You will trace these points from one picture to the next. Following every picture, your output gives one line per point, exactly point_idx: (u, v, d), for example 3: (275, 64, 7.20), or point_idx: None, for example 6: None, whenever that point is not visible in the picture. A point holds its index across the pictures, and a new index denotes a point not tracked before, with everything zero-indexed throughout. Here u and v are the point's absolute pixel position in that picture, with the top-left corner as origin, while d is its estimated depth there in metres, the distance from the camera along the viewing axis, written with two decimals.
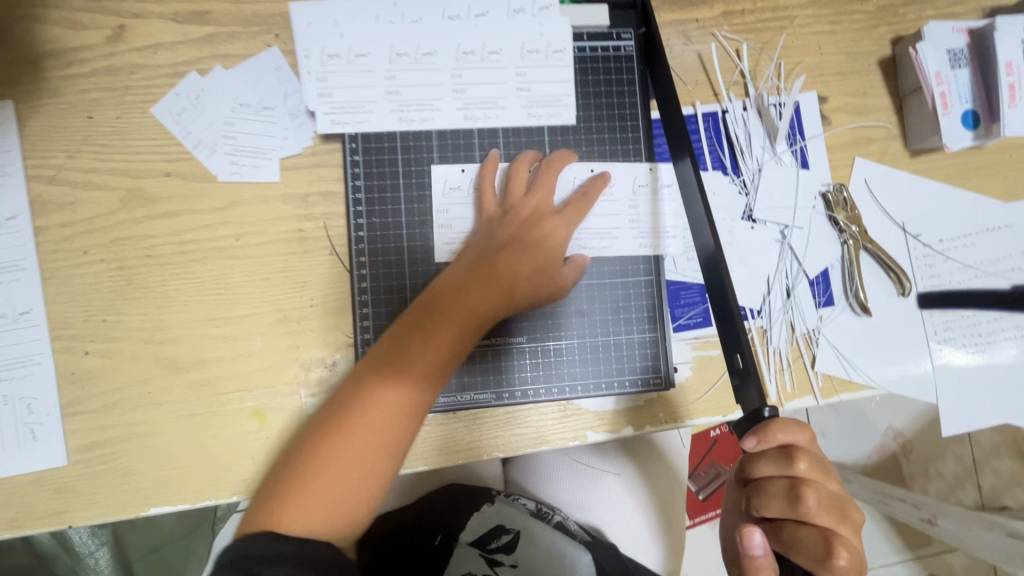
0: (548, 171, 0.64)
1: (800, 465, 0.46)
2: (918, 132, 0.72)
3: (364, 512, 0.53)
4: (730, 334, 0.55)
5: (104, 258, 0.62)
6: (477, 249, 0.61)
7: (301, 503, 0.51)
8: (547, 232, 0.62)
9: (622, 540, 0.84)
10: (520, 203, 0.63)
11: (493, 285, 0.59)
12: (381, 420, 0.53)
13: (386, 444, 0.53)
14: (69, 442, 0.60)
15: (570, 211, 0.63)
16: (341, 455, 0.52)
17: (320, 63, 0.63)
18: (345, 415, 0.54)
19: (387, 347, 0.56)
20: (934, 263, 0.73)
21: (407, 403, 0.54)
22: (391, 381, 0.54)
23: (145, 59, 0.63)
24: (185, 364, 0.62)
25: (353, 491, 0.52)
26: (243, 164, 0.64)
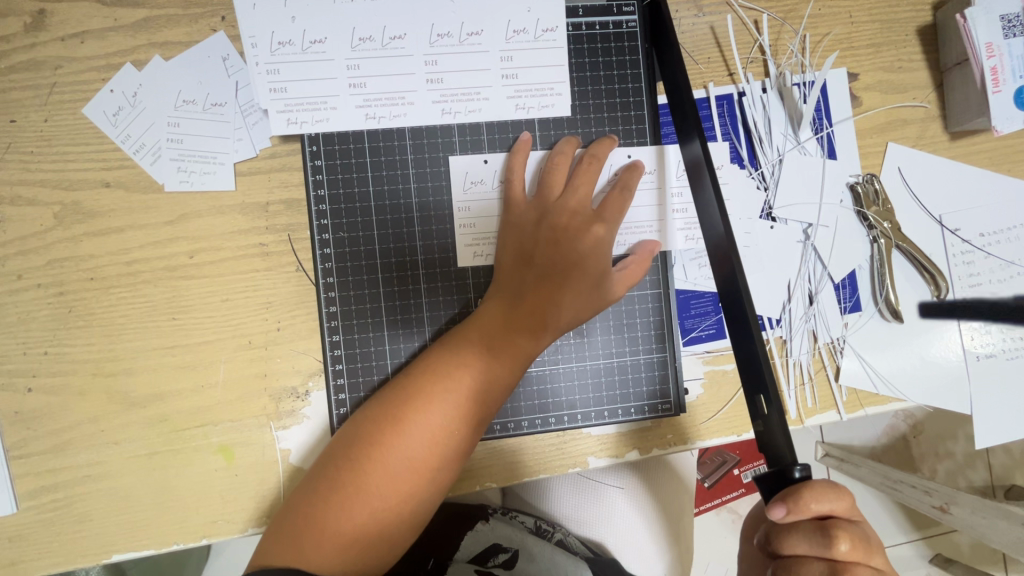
0: (590, 165, 0.56)
1: (842, 548, 0.42)
2: (961, 112, 0.63)
3: (389, 543, 0.47)
4: (750, 367, 0.48)
5: (42, 283, 0.55)
6: (517, 259, 0.55)
7: (326, 541, 0.45)
8: (592, 237, 0.54)
9: (627, 557, 0.79)
10: (559, 202, 0.55)
11: (543, 292, 0.53)
12: (423, 453, 0.48)
13: (425, 481, 0.48)
14: (17, 487, 0.54)
15: (611, 210, 0.55)
16: (376, 490, 0.47)
17: (270, 53, 0.54)
18: (380, 445, 0.48)
19: (430, 370, 0.51)
20: (972, 260, 0.65)
21: (450, 437, 0.49)
22: (435, 410, 0.49)
23: (71, 50, 0.55)
24: (141, 398, 0.56)
25: (385, 532, 0.47)
26: (192, 171, 0.56)
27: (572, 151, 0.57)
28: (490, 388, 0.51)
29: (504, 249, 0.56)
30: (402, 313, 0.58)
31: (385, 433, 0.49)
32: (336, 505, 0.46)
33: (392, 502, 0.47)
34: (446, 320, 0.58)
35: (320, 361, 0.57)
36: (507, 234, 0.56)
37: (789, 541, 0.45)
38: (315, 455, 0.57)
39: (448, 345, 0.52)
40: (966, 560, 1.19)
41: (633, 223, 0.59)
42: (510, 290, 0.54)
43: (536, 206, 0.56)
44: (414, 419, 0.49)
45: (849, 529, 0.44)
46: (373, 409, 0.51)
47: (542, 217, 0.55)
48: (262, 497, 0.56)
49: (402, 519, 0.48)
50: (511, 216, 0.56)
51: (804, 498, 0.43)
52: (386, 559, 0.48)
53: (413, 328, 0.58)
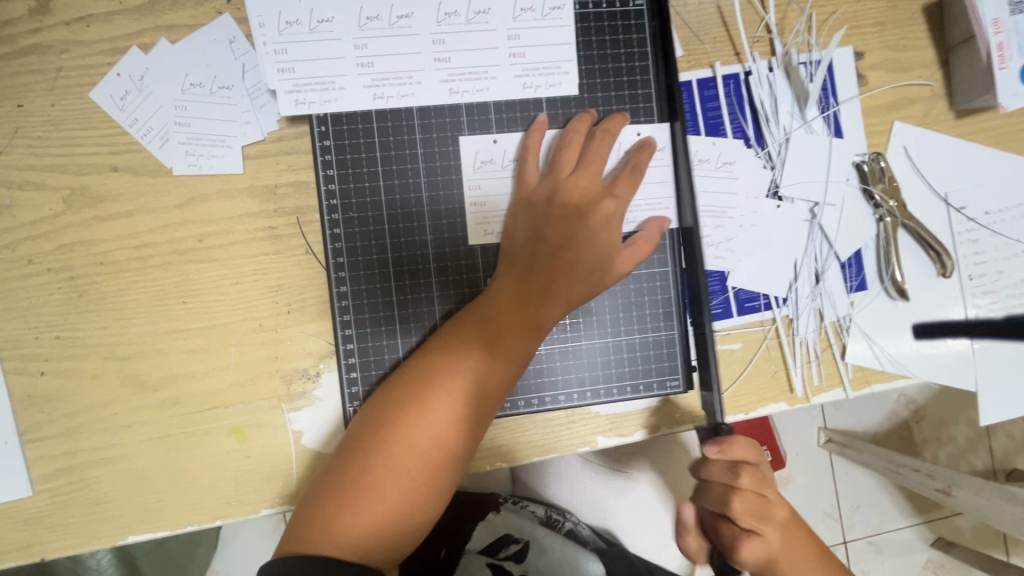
0: (603, 141, 0.56)
1: (742, 481, 0.50)
2: (967, 89, 0.63)
3: (417, 519, 0.48)
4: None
5: (52, 268, 0.55)
6: (530, 238, 0.55)
7: (358, 525, 0.46)
8: (602, 213, 0.55)
9: (636, 540, 0.79)
10: (570, 178, 0.55)
11: (556, 265, 0.54)
12: (446, 434, 0.49)
13: (450, 460, 0.49)
14: (32, 470, 0.55)
15: (620, 186, 0.56)
16: (403, 473, 0.48)
17: (278, 33, 0.54)
18: (404, 428, 0.49)
19: (447, 351, 0.51)
20: (978, 239, 0.65)
21: (470, 412, 0.50)
22: (455, 390, 0.50)
23: (77, 34, 0.55)
24: (153, 381, 0.56)
25: (415, 512, 0.48)
26: (200, 155, 0.56)
27: (586, 128, 0.57)
28: (507, 366, 0.52)
29: (515, 228, 0.56)
30: (412, 294, 0.58)
31: (406, 413, 0.49)
32: (365, 490, 0.47)
33: (418, 481, 0.48)
34: (456, 298, 0.58)
35: (330, 343, 0.57)
36: (519, 214, 0.56)
37: (703, 471, 0.52)
38: (328, 436, 0.57)
39: (461, 326, 0.53)
40: (969, 544, 1.20)
41: (642, 200, 0.59)
42: (523, 268, 0.54)
43: (548, 184, 0.56)
44: (435, 401, 0.49)
45: (754, 469, 0.50)
46: (391, 393, 0.51)
47: (553, 194, 0.55)
48: (275, 478, 0.56)
49: (431, 498, 0.49)
50: (523, 194, 0.56)
51: (725, 441, 0.50)
52: (415, 539, 0.49)
53: (424, 307, 0.58)
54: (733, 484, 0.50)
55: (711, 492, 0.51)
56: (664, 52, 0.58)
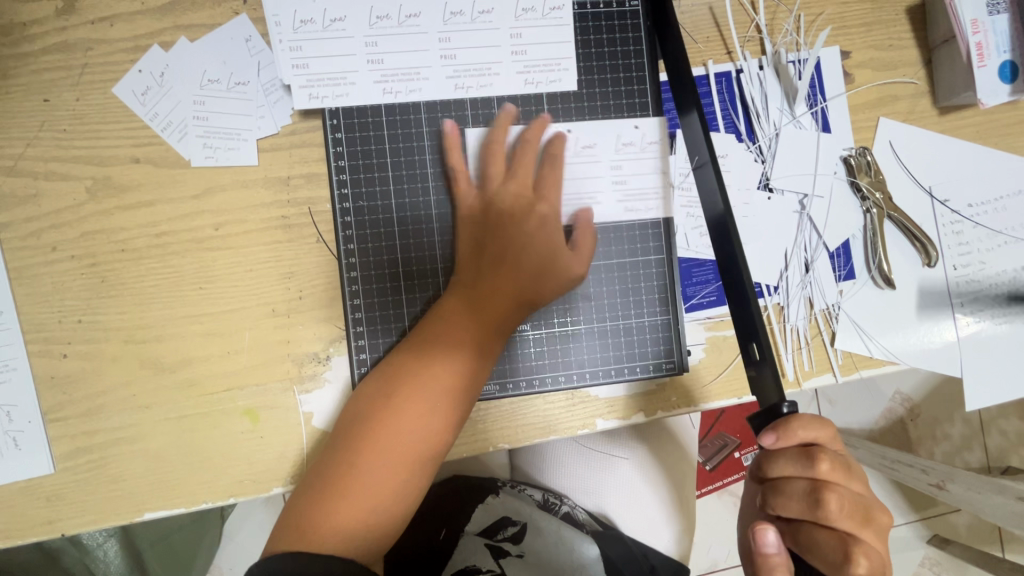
0: (524, 152, 0.59)
1: (823, 466, 0.45)
2: (949, 87, 0.66)
3: (397, 511, 0.51)
4: (741, 321, 0.51)
5: (75, 255, 0.57)
6: (476, 248, 0.58)
7: (337, 524, 0.48)
8: (535, 219, 0.58)
9: (633, 525, 0.81)
10: (502, 187, 0.59)
11: (506, 271, 0.57)
12: (416, 432, 0.52)
13: (424, 456, 0.52)
14: (54, 449, 0.57)
15: (547, 187, 0.59)
16: (377, 472, 0.50)
17: (292, 30, 0.57)
18: (374, 429, 0.51)
19: (415, 355, 0.54)
20: (962, 231, 0.68)
21: (443, 410, 0.53)
22: (422, 391, 0.52)
23: (101, 33, 0.58)
24: (170, 363, 0.58)
25: (394, 507, 0.50)
26: (217, 148, 0.58)
27: (506, 135, 0.60)
28: (475, 366, 0.55)
29: (462, 239, 0.59)
30: (419, 279, 0.60)
31: (378, 416, 0.52)
32: (342, 490, 0.49)
33: (395, 478, 0.51)
34: None
35: (340, 327, 0.60)
36: (463, 225, 0.59)
37: (777, 465, 0.47)
38: (337, 417, 0.59)
39: (427, 331, 0.55)
40: (964, 540, 1.22)
41: (637, 191, 0.62)
42: (476, 274, 0.57)
43: (482, 194, 0.59)
44: (402, 402, 0.52)
45: (833, 454, 0.46)
46: (359, 397, 0.54)
47: (488, 204, 0.59)
48: (286, 458, 0.59)
49: (409, 494, 0.51)
50: (462, 207, 0.59)
51: (792, 424, 0.46)
52: (399, 530, 0.52)
53: (430, 292, 0.60)
54: (815, 472, 0.45)
55: (793, 490, 0.46)
56: (665, 36, 0.59)
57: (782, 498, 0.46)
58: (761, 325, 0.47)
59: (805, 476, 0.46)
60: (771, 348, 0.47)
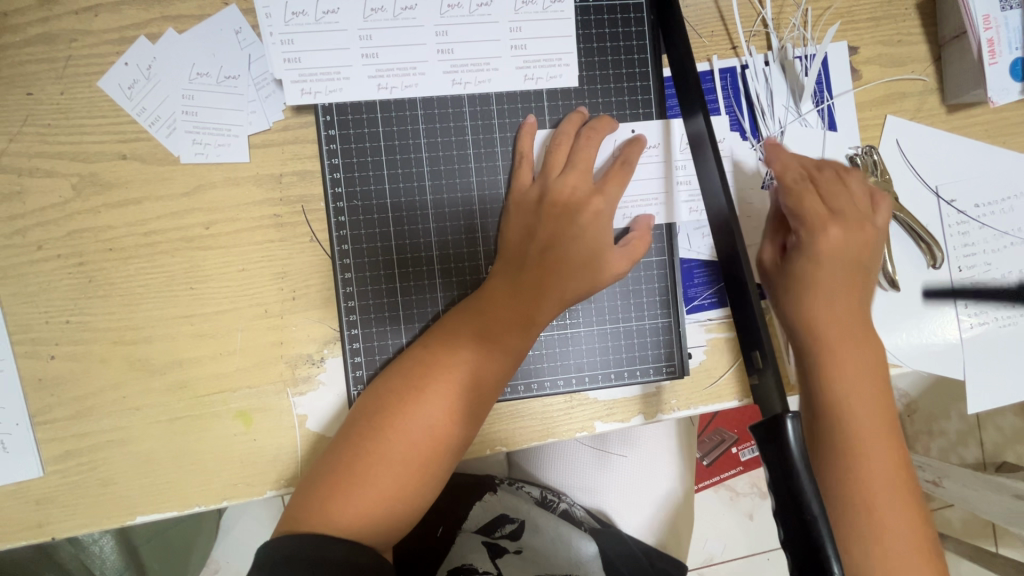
0: (588, 139, 0.57)
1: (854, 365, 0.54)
2: (958, 84, 0.64)
3: (411, 501, 0.50)
4: (745, 327, 0.50)
5: (61, 254, 0.56)
6: (522, 236, 0.57)
7: (350, 506, 0.48)
8: (592, 211, 0.56)
9: (631, 524, 0.80)
10: (560, 177, 0.57)
11: (546, 263, 0.55)
12: (441, 420, 0.51)
13: (443, 447, 0.51)
14: (43, 452, 0.56)
15: (610, 184, 0.57)
16: (397, 457, 0.49)
17: (283, 22, 0.55)
18: (400, 413, 0.51)
19: (444, 342, 0.53)
20: (967, 231, 0.67)
21: (468, 401, 0.52)
22: (451, 379, 0.51)
23: (85, 23, 0.55)
24: (161, 365, 0.57)
25: (410, 494, 0.49)
26: (207, 144, 0.57)
27: (574, 129, 0.58)
28: (502, 359, 0.53)
29: (509, 227, 0.57)
30: (415, 281, 0.59)
31: (402, 401, 0.51)
32: (361, 472, 0.49)
33: (412, 466, 0.50)
34: (457, 286, 0.59)
35: (335, 329, 0.59)
36: (513, 214, 0.57)
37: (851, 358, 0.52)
38: (331, 420, 0.58)
39: (460, 317, 0.54)
40: (957, 534, 1.22)
41: (640, 195, 0.60)
42: (518, 263, 0.56)
43: (539, 184, 0.58)
44: (430, 388, 0.51)
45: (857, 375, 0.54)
46: (390, 379, 0.53)
47: (543, 195, 0.57)
48: (280, 461, 0.58)
49: (425, 482, 0.50)
50: (515, 194, 0.58)
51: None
52: (411, 520, 0.50)
53: (427, 293, 0.59)
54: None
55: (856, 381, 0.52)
56: (668, 33, 0.58)
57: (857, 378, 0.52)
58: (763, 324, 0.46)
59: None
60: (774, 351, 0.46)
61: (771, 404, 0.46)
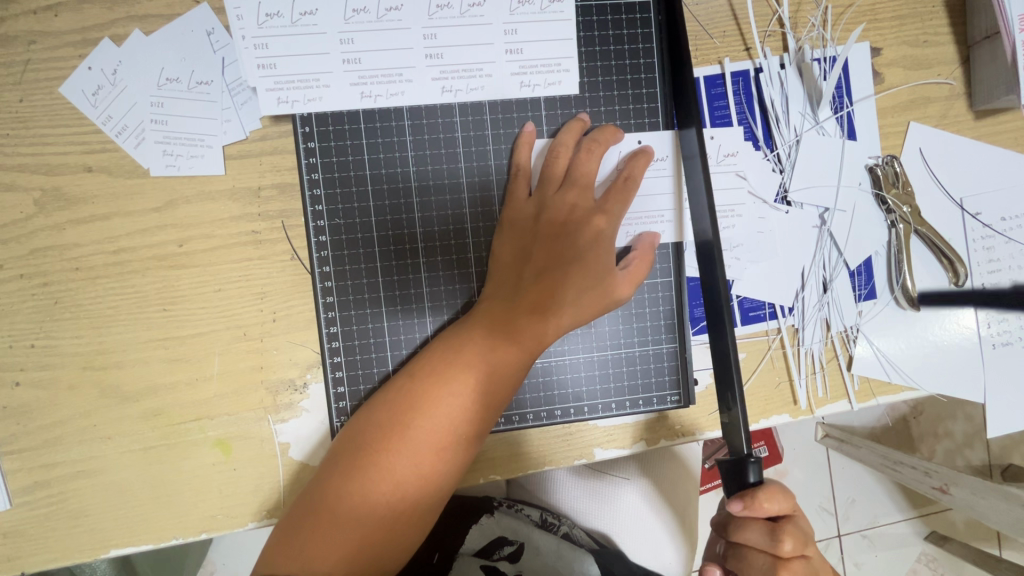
0: (590, 152, 0.53)
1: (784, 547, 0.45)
2: (988, 88, 0.60)
3: (396, 543, 0.47)
4: (721, 358, 0.49)
5: (25, 273, 0.52)
6: (516, 257, 0.53)
7: (329, 550, 0.44)
8: (593, 231, 0.52)
9: (635, 546, 0.76)
10: (559, 194, 0.53)
11: (543, 288, 0.51)
12: (427, 458, 0.47)
13: (429, 486, 0.47)
14: (10, 484, 0.53)
15: (613, 202, 0.53)
16: (380, 497, 0.46)
17: (257, 25, 0.51)
18: (384, 449, 0.47)
19: (432, 372, 0.49)
20: (993, 246, 0.62)
21: (457, 437, 0.48)
22: (439, 413, 0.48)
23: (45, 24, 0.51)
24: (133, 392, 0.54)
25: (392, 536, 0.46)
26: (178, 155, 0.53)
27: (573, 138, 0.54)
28: (495, 391, 0.50)
29: (503, 246, 0.54)
30: (402, 304, 0.55)
31: (388, 436, 0.48)
32: (340, 513, 0.45)
33: (397, 506, 0.46)
34: (448, 310, 0.56)
35: (318, 353, 0.55)
36: (506, 232, 0.54)
37: (741, 534, 0.48)
38: (316, 448, 0.55)
39: (449, 344, 0.51)
40: (960, 537, 1.18)
41: (644, 212, 0.56)
42: (512, 287, 0.52)
43: (535, 201, 0.54)
44: (417, 422, 0.48)
45: (796, 528, 0.46)
46: (374, 411, 0.49)
47: (540, 212, 0.53)
48: (261, 492, 0.55)
49: (409, 523, 0.47)
50: (510, 210, 0.54)
51: (761, 497, 0.45)
52: (396, 563, 0.47)
53: (414, 317, 0.55)
54: (778, 551, 0.46)
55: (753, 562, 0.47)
56: (676, 34, 0.53)
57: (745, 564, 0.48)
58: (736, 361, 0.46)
59: (764, 550, 0.47)
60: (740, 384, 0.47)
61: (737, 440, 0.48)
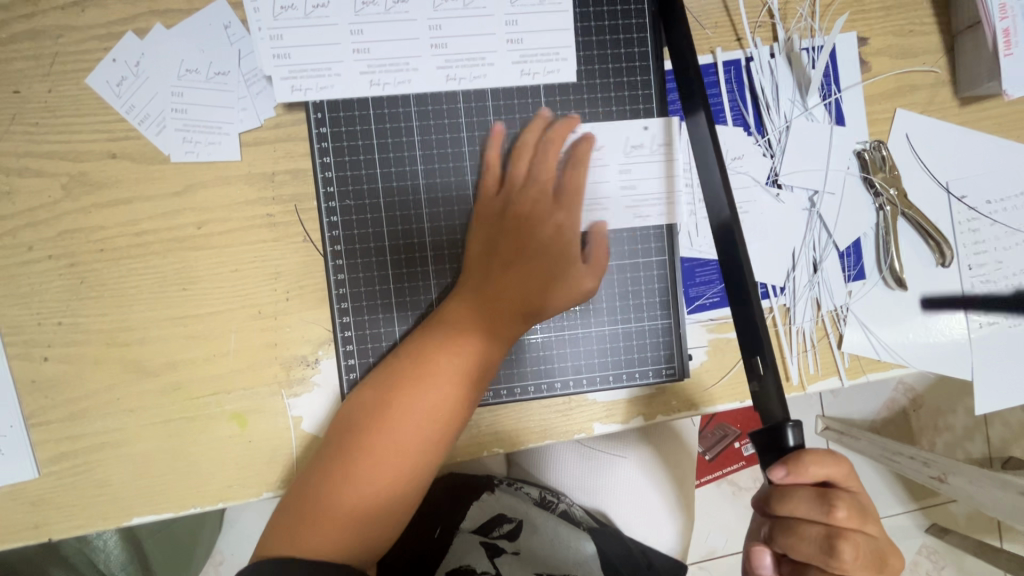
0: (549, 151, 0.57)
1: (839, 514, 0.42)
2: (971, 75, 0.62)
3: (385, 525, 0.49)
4: (745, 329, 0.48)
5: (53, 255, 0.55)
6: (485, 249, 0.56)
7: (320, 534, 0.47)
8: (556, 223, 0.56)
9: (631, 524, 0.80)
10: (523, 188, 0.57)
11: (514, 277, 0.54)
12: (409, 440, 0.50)
13: (415, 463, 0.50)
14: (38, 454, 0.56)
15: (572, 194, 0.57)
16: (366, 478, 0.48)
17: (272, 17, 0.54)
18: (365, 434, 0.50)
19: (409, 360, 0.52)
20: (978, 228, 0.64)
21: (438, 420, 0.51)
22: (416, 395, 0.51)
23: (72, 19, 0.54)
24: (154, 367, 0.57)
25: (383, 513, 0.49)
26: (197, 142, 0.56)
27: (534, 137, 0.57)
28: (472, 371, 0.52)
29: (476, 241, 0.57)
30: (409, 282, 0.58)
31: (368, 422, 0.50)
32: (330, 495, 0.48)
33: (384, 489, 0.49)
34: (452, 287, 0.58)
35: (329, 330, 0.58)
36: (479, 228, 0.57)
37: (787, 505, 0.43)
38: (327, 421, 0.58)
39: (424, 335, 0.54)
40: (963, 530, 1.19)
41: (639, 195, 0.59)
42: (484, 277, 0.55)
43: (504, 195, 0.57)
44: (396, 408, 0.50)
45: (848, 496, 0.43)
46: (357, 399, 0.52)
47: (509, 206, 0.56)
48: (275, 463, 0.57)
49: (395, 502, 0.49)
50: (480, 206, 0.57)
51: (806, 460, 0.42)
52: (386, 544, 0.50)
53: (420, 295, 0.58)
54: (830, 518, 0.42)
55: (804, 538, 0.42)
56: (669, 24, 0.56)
57: (794, 539, 0.43)
58: (765, 331, 0.44)
59: (816, 521, 0.43)
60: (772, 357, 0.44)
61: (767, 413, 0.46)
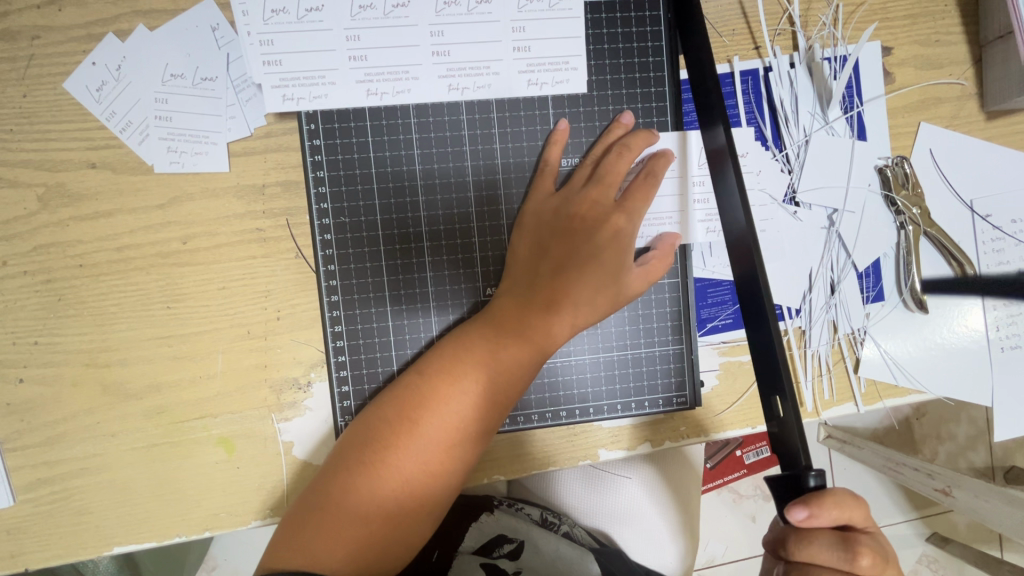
0: (620, 156, 0.53)
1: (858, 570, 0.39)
2: (1001, 89, 0.59)
3: (399, 542, 0.46)
4: (765, 362, 0.45)
5: (29, 270, 0.52)
6: (534, 253, 0.53)
7: (333, 546, 0.44)
8: (612, 228, 0.52)
9: (632, 544, 0.77)
10: (583, 189, 0.53)
11: (556, 286, 0.51)
12: (435, 455, 0.47)
13: (440, 479, 0.47)
14: (13, 481, 0.53)
15: (633, 200, 0.53)
16: (387, 495, 0.46)
17: (262, 21, 0.51)
18: (393, 445, 0.47)
19: (447, 368, 0.49)
20: (1003, 248, 0.61)
21: (465, 436, 0.48)
22: (449, 408, 0.48)
23: (48, 19, 0.51)
24: (136, 390, 0.54)
25: (398, 531, 0.46)
26: (182, 152, 0.52)
27: (606, 145, 0.55)
28: (507, 385, 0.49)
29: (519, 242, 0.53)
30: (407, 301, 0.55)
31: (396, 433, 0.47)
32: (347, 507, 0.45)
33: (404, 502, 0.46)
34: (454, 310, 0.55)
35: (322, 352, 0.55)
36: (526, 227, 0.53)
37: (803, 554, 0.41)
38: (318, 448, 0.55)
39: (462, 340, 0.50)
40: (964, 541, 1.17)
41: (653, 214, 0.56)
42: (526, 282, 0.52)
43: (558, 197, 0.54)
44: (428, 419, 0.47)
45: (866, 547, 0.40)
46: (386, 405, 0.49)
47: (562, 207, 0.53)
48: (263, 490, 0.54)
49: (413, 518, 0.47)
50: (531, 204, 0.54)
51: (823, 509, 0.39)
52: (398, 563, 0.47)
53: (419, 318, 0.55)
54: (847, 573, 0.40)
55: None
56: (687, 32, 0.53)
57: None
58: (784, 365, 0.41)
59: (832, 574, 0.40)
60: (792, 397, 0.41)
61: (789, 454, 0.42)
